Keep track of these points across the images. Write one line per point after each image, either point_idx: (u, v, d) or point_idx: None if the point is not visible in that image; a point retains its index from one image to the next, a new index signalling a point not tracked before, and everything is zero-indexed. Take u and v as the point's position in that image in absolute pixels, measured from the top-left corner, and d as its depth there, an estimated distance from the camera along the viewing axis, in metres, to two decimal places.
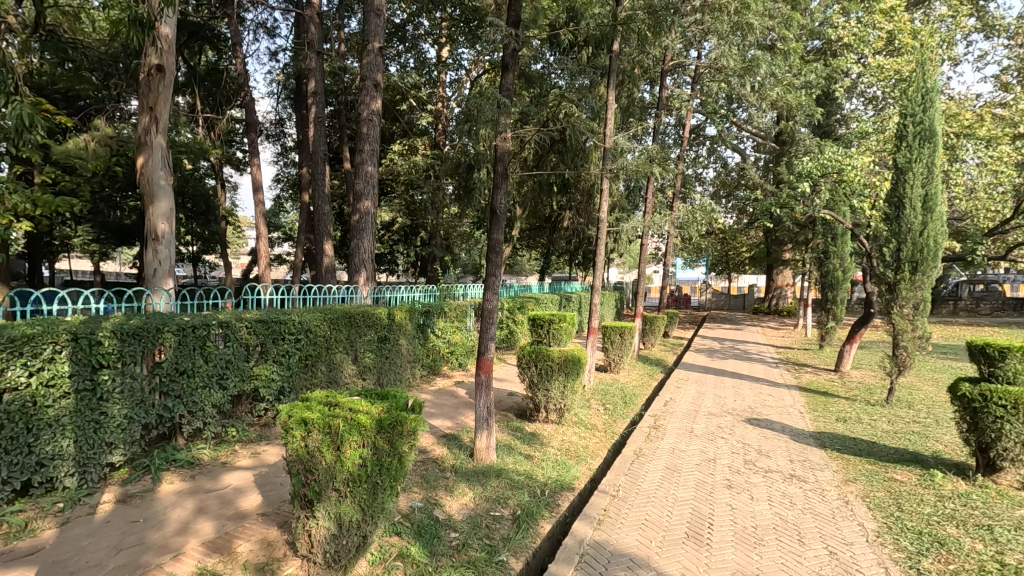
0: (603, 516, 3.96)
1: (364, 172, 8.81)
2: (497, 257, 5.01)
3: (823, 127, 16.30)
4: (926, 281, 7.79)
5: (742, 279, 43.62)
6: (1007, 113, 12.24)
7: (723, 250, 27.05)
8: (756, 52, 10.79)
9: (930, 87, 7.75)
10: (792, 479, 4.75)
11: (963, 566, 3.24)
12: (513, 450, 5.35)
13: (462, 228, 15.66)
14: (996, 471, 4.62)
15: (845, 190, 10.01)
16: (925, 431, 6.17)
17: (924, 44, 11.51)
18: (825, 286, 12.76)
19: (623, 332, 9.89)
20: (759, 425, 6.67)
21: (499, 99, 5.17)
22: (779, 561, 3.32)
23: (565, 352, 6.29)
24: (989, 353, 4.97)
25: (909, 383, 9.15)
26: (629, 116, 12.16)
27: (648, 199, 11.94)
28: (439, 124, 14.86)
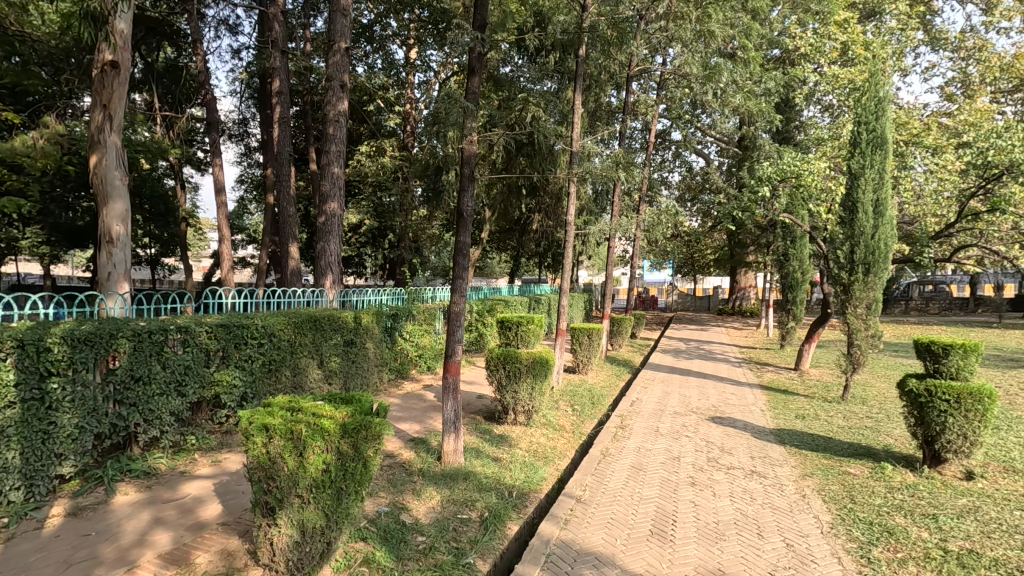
0: (570, 515, 4.00)
1: (330, 173, 8.68)
2: (464, 260, 5.01)
3: (782, 133, 16.87)
4: (878, 282, 8.12)
5: (707, 281, 44.65)
6: (953, 122, 12.89)
7: (688, 253, 27.66)
8: (718, 59, 11.07)
9: (883, 96, 8.08)
10: (752, 476, 4.89)
11: (910, 554, 3.40)
12: (481, 453, 5.34)
13: (431, 230, 15.57)
14: (941, 463, 4.85)
15: (803, 194, 10.35)
16: (878, 426, 6.43)
17: (875, 55, 12.02)
18: (785, 287, 13.17)
19: (591, 334, 10.00)
20: (722, 423, 6.84)
21: (466, 103, 5.16)
22: (739, 554, 3.41)
23: (533, 354, 6.33)
24: (934, 350, 5.27)
25: (864, 380, 9.52)
26: (596, 121, 12.34)
27: (616, 202, 12.09)
28: (407, 125, 14.74)
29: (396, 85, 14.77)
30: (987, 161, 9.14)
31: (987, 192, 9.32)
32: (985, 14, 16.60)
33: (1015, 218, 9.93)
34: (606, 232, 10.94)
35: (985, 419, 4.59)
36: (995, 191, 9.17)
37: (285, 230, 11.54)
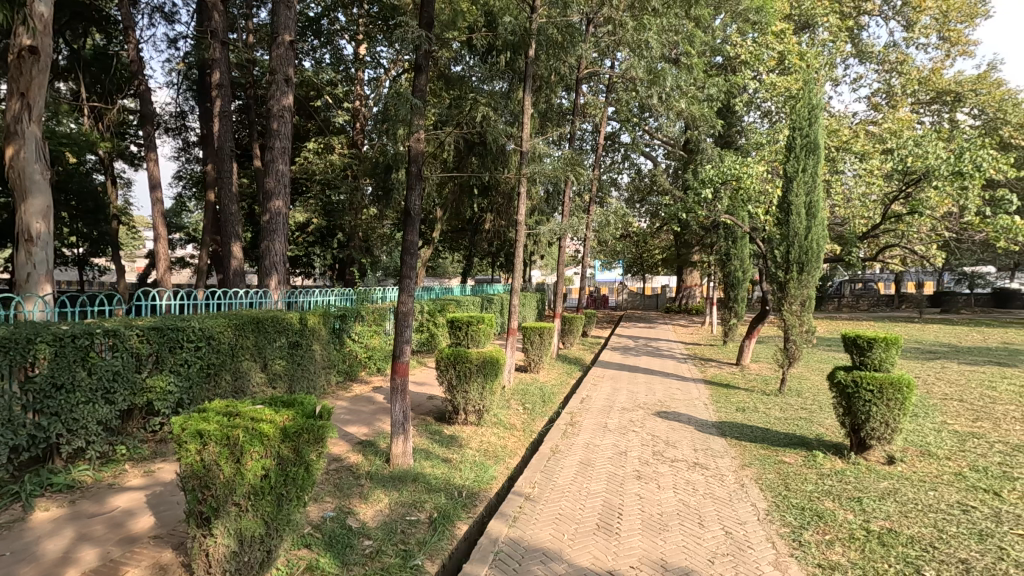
0: (519, 513, 4.03)
1: (275, 170, 8.39)
2: (412, 259, 4.95)
3: (724, 137, 17.53)
4: (811, 281, 8.56)
5: (656, 279, 45.91)
6: (879, 130, 13.76)
7: (637, 253, 28.35)
8: (664, 65, 11.41)
9: (815, 104, 8.52)
10: (695, 467, 5.07)
11: (836, 535, 3.61)
12: (431, 454, 5.30)
13: (382, 230, 15.32)
14: (866, 449, 5.17)
15: (743, 196, 10.78)
16: (811, 417, 6.79)
17: (809, 64, 12.66)
18: (727, 285, 13.71)
19: (543, 333, 10.07)
20: (668, 417, 7.05)
21: (413, 101, 5.09)
22: (682, 544, 3.53)
23: (483, 353, 6.33)
24: (860, 344, 5.62)
25: (799, 373, 10.04)
26: (547, 122, 12.47)
27: (566, 203, 12.23)
28: (356, 123, 14.43)
29: (344, 80, 14.42)
30: (907, 167, 9.79)
31: (907, 196, 9.98)
32: (906, 30, 17.80)
33: (932, 220, 10.69)
34: (556, 233, 11.05)
35: (903, 407, 4.92)
36: (914, 195, 9.84)
37: (227, 228, 11.08)
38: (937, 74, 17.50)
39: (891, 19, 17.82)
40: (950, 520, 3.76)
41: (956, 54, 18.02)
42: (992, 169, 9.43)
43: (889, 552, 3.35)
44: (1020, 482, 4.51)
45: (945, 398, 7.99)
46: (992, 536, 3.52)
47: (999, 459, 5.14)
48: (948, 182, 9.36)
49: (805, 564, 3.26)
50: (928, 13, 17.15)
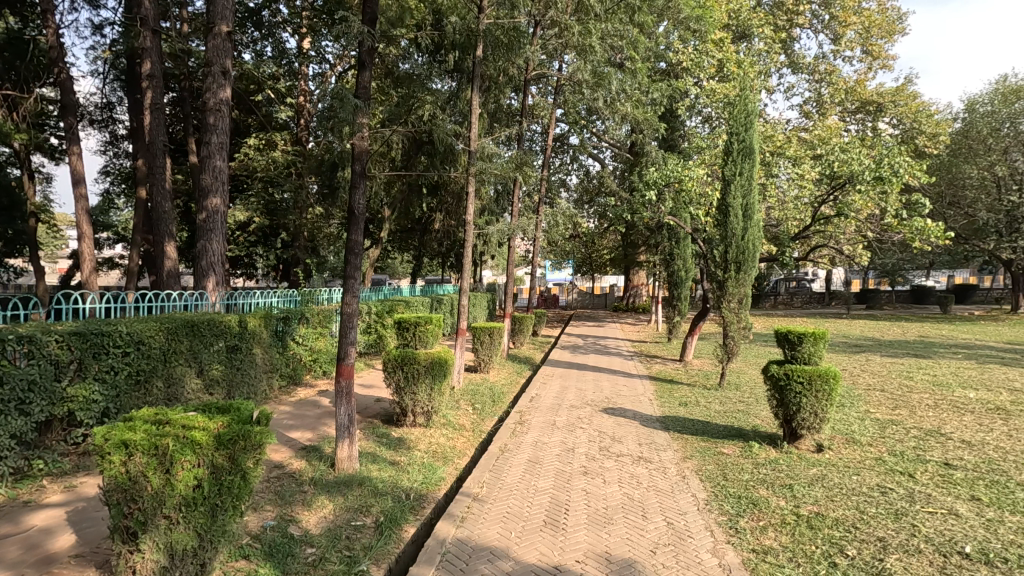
0: (466, 513, 4.02)
1: (212, 166, 8.01)
2: (356, 259, 4.86)
3: (667, 141, 18.09)
4: (747, 280, 8.97)
5: (604, 278, 46.83)
6: (809, 137, 14.54)
7: (586, 253, 28.83)
8: (609, 69, 11.66)
9: (751, 110, 8.92)
10: (639, 461, 5.21)
11: (769, 521, 3.81)
12: (377, 457, 5.21)
13: (328, 229, 14.93)
14: (797, 438, 5.46)
15: (684, 198, 11.16)
16: (748, 410, 7.11)
17: (746, 73, 13.23)
18: (672, 284, 14.15)
19: (492, 332, 10.07)
20: (614, 413, 7.23)
21: (357, 98, 4.99)
22: (625, 536, 3.62)
23: (432, 354, 6.28)
24: (791, 338, 5.95)
25: (738, 368, 10.51)
26: (495, 122, 12.50)
27: (515, 203, 12.29)
28: (300, 119, 14.00)
29: (287, 75, 13.96)
30: (833, 172, 10.39)
31: (835, 199, 10.59)
32: (833, 43, 18.90)
33: (857, 222, 11.41)
34: (506, 233, 11.08)
35: (830, 398, 5.23)
36: (840, 198, 10.45)
37: (160, 227, 10.49)
38: (861, 85, 18.66)
39: (820, 32, 18.86)
40: (870, 502, 4.03)
41: (877, 67, 19.29)
42: (908, 175, 10.15)
43: (816, 535, 3.55)
44: (932, 464, 4.89)
45: (868, 388, 8.53)
46: (906, 514, 3.80)
47: (914, 443, 5.55)
48: (870, 186, 10.01)
49: (740, 550, 3.41)
50: (853, 28, 18.27)
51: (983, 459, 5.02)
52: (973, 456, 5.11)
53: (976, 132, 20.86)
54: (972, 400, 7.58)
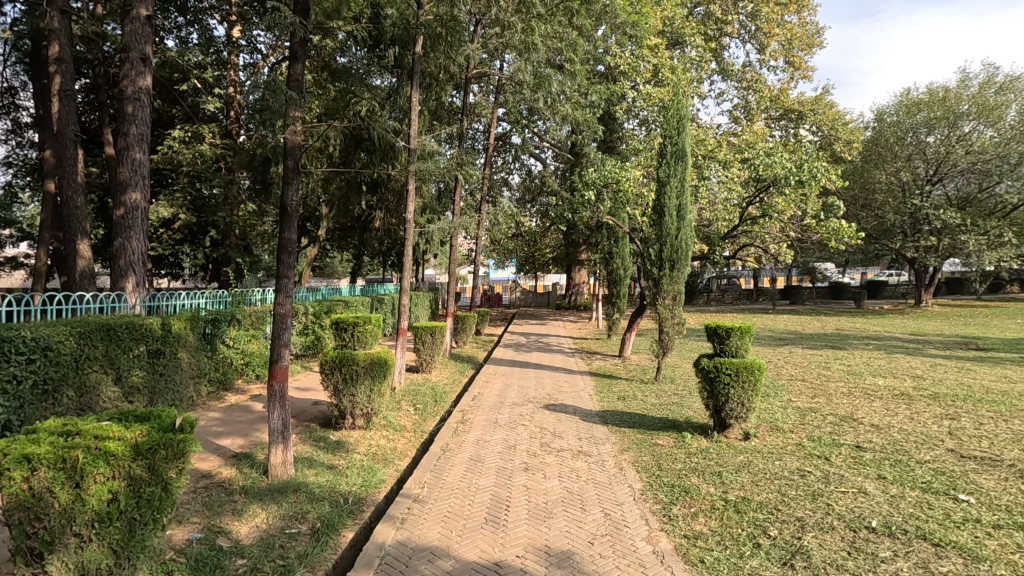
0: (407, 514, 3.97)
1: (129, 159, 7.49)
2: (290, 258, 4.68)
3: (606, 143, 18.53)
4: (681, 277, 9.33)
5: (546, 277, 47.33)
6: (738, 142, 15.30)
7: (528, 252, 29.08)
8: (549, 70, 11.82)
9: (683, 114, 9.28)
10: (578, 455, 5.33)
11: (700, 507, 3.99)
12: (313, 461, 5.05)
13: (262, 227, 14.33)
14: (726, 428, 5.74)
15: (622, 198, 11.48)
16: (681, 402, 7.42)
17: (679, 78, 13.76)
18: (611, 282, 14.53)
19: (434, 332, 9.98)
20: (555, 409, 7.35)
21: (289, 91, 4.80)
22: (564, 529, 3.69)
23: (371, 354, 6.14)
24: (720, 332, 6.24)
25: (672, 362, 10.95)
26: (437, 120, 12.39)
27: (457, 202, 12.24)
28: (230, 111, 13.34)
29: (215, 64, 13.25)
30: (759, 175, 10.99)
31: (761, 200, 11.22)
32: (759, 53, 19.92)
33: (780, 223, 12.11)
34: (448, 232, 11.01)
35: (755, 388, 5.53)
36: (766, 200, 11.07)
37: (71, 224, 9.69)
38: (784, 94, 19.80)
39: (747, 42, 19.85)
40: (790, 485, 4.31)
41: (799, 77, 20.53)
42: (825, 179, 10.87)
43: (742, 518, 3.75)
44: (845, 447, 5.29)
45: (790, 378, 9.11)
46: (822, 495, 4.09)
47: (830, 428, 5.98)
48: (792, 189, 10.66)
49: (673, 536, 3.56)
50: (776, 39, 19.33)
51: (888, 440, 5.48)
52: (880, 439, 5.56)
53: (884, 140, 22.61)
54: (881, 387, 8.24)
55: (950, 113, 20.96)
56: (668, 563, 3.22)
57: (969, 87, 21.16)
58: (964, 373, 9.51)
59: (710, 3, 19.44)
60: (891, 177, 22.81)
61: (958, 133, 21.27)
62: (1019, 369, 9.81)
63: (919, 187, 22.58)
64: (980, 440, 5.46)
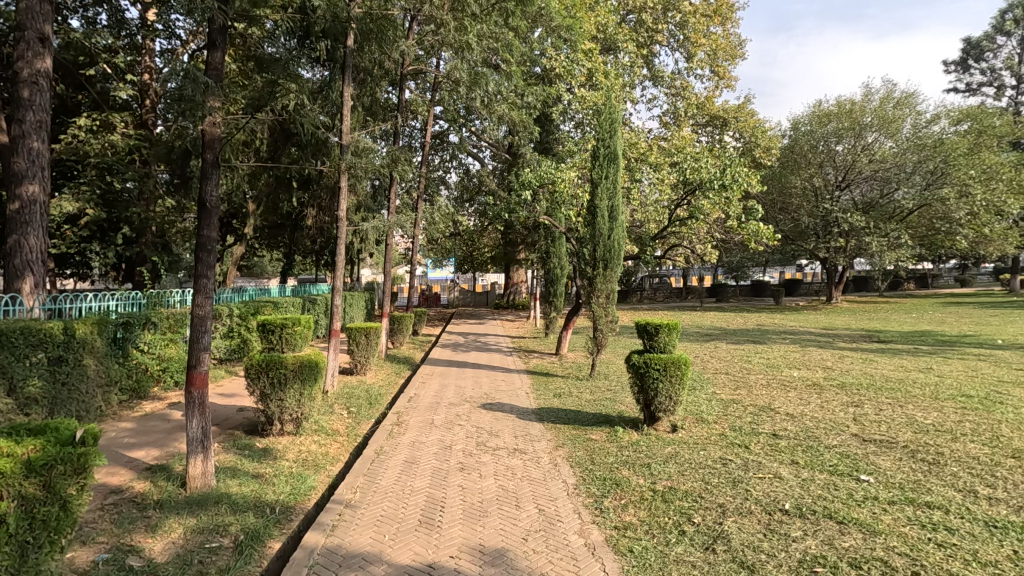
0: (338, 520, 3.86)
1: (25, 148, 6.81)
2: (209, 256, 4.44)
3: (543, 144, 18.74)
4: (614, 276, 9.60)
5: (485, 277, 47.37)
6: (667, 146, 15.92)
7: (466, 252, 28.94)
8: (485, 69, 11.82)
9: (615, 118, 9.55)
10: (514, 453, 5.37)
11: (630, 499, 4.12)
12: (238, 471, 4.81)
13: (181, 224, 13.47)
14: (656, 421, 5.96)
15: (558, 199, 11.66)
16: (614, 397, 7.65)
17: (611, 82, 14.14)
18: (548, 281, 14.74)
19: (369, 333, 9.74)
20: (492, 408, 7.37)
21: (208, 79, 4.52)
22: (499, 527, 3.71)
23: (301, 357, 5.91)
24: (649, 329, 6.47)
25: (607, 359, 11.26)
26: (371, 116, 12.10)
27: (392, 200, 12.02)
28: (146, 99, 12.47)
29: (127, 48, 12.33)
30: (686, 178, 11.47)
31: (689, 203, 11.71)
32: (687, 61, 20.79)
33: (706, 225, 12.72)
34: (383, 231, 10.78)
35: (682, 382, 5.78)
36: (693, 203, 11.58)
37: None
38: (710, 103, 20.66)
39: (675, 50, 20.64)
40: (713, 473, 4.53)
41: (723, 86, 21.59)
42: (746, 183, 11.52)
43: (668, 507, 3.91)
44: (763, 436, 5.63)
45: (716, 372, 9.58)
46: (741, 481, 4.34)
47: (750, 418, 6.35)
48: (716, 193, 11.22)
49: (604, 528, 3.66)
50: (702, 49, 20.24)
51: (801, 428, 5.88)
52: (794, 427, 5.96)
53: (800, 148, 24.22)
54: (796, 378, 8.81)
55: (856, 124, 22.74)
56: (599, 555, 3.31)
57: (871, 101, 23.06)
58: (868, 363, 10.35)
59: (641, 11, 20.09)
60: (805, 182, 24.55)
61: (862, 143, 23.12)
62: (913, 359, 10.80)
63: (830, 192, 24.38)
64: (879, 425, 5.97)
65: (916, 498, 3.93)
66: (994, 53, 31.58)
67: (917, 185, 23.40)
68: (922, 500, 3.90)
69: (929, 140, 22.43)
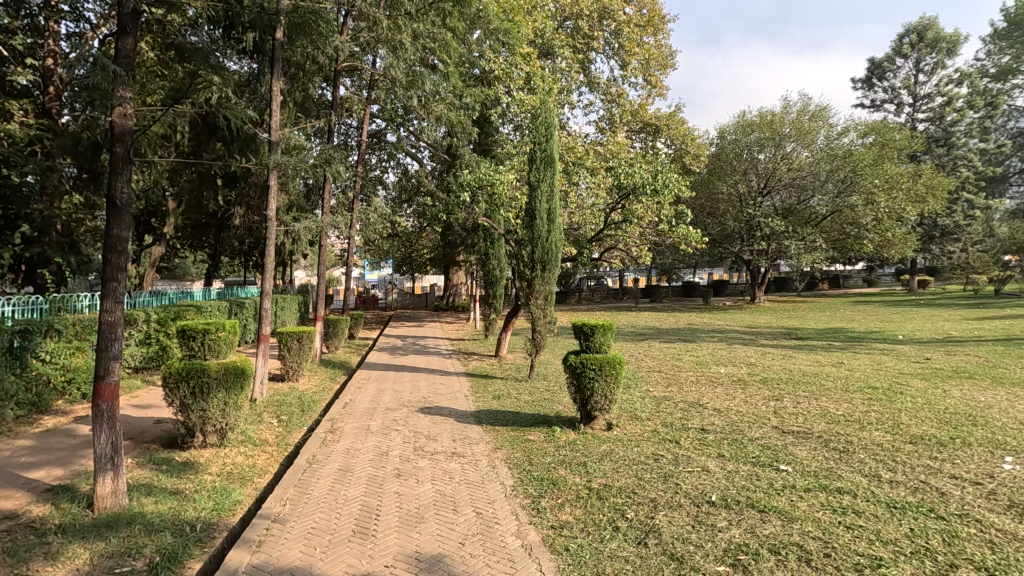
0: (265, 536, 3.68)
1: None
2: (119, 258, 4.10)
3: (482, 145, 18.76)
4: (552, 278, 9.72)
5: (424, 278, 46.83)
6: (603, 151, 16.30)
7: (404, 253, 28.47)
8: (422, 68, 11.67)
9: (551, 122, 9.68)
10: (452, 457, 5.31)
11: (567, 497, 4.18)
12: (154, 487, 4.48)
13: (90, 222, 12.44)
14: (592, 420, 6.08)
15: (497, 201, 11.65)
16: (552, 397, 7.74)
17: (548, 87, 14.33)
18: (488, 283, 14.74)
19: (301, 338, 9.36)
20: (430, 412, 7.27)
21: (118, 68, 4.19)
22: (435, 533, 3.65)
23: (225, 364, 5.60)
24: (586, 330, 6.60)
25: (545, 360, 11.39)
26: (303, 112, 11.66)
27: (326, 200, 11.63)
28: (49, 86, 11.43)
29: (28, 30, 11.28)
30: (621, 183, 11.79)
31: (623, 207, 12.03)
32: (621, 69, 21.40)
33: (639, 228, 13.13)
34: (316, 232, 10.41)
35: (617, 381, 5.92)
36: (628, 206, 11.91)
37: None
38: (643, 109, 21.27)
39: (611, 58, 21.21)
40: (646, 469, 4.68)
41: (655, 94, 22.38)
42: (676, 189, 11.98)
43: (603, 505, 4.00)
44: (692, 430, 5.87)
45: (649, 370, 9.91)
46: (672, 476, 4.50)
47: (681, 414, 6.61)
48: (649, 198, 11.60)
49: (541, 528, 3.69)
50: (636, 58, 20.92)
51: (727, 422, 6.19)
52: (720, 421, 6.25)
53: (726, 156, 25.50)
54: (723, 375, 9.25)
55: (776, 134, 24.22)
56: (535, 555, 3.33)
57: (789, 113, 24.61)
58: (787, 359, 11.03)
59: (578, 18, 20.46)
60: (731, 188, 25.92)
61: (782, 153, 24.66)
62: (827, 355, 11.60)
63: (753, 199, 25.84)
64: (797, 417, 6.37)
65: (828, 485, 4.21)
66: (894, 73, 34.53)
67: (830, 192, 25.23)
68: (834, 486, 4.19)
69: (840, 151, 24.22)
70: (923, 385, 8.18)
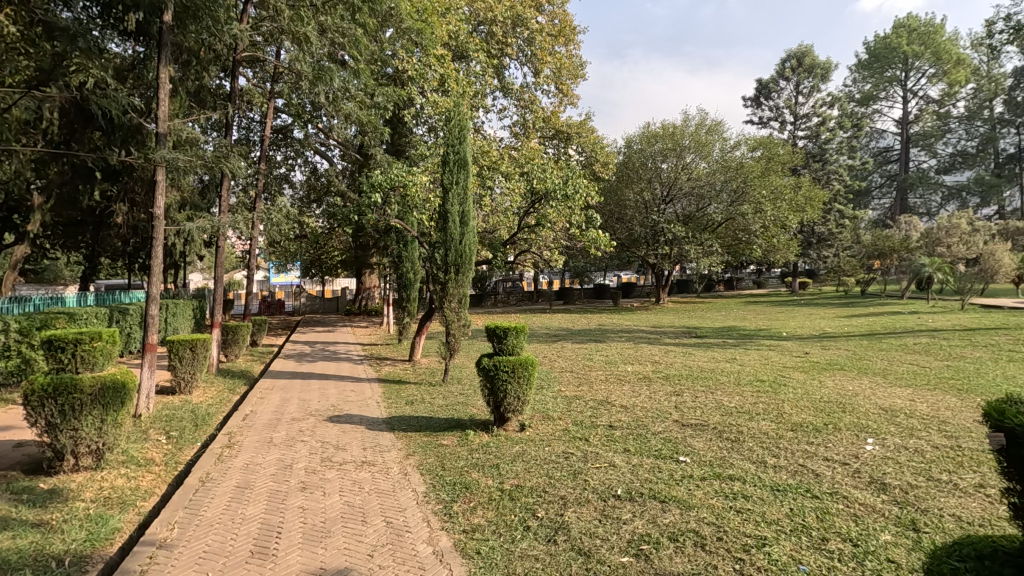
0: (148, 565, 3.35)
1: None
2: None
3: (395, 146, 18.37)
4: (466, 280, 9.70)
5: (335, 282, 45.03)
6: (517, 156, 16.53)
7: (312, 255, 27.20)
8: (330, 63, 11.23)
9: (464, 125, 9.66)
10: (361, 466, 5.13)
11: (478, 501, 4.19)
12: (11, 520, 3.94)
13: None
14: (505, 421, 6.13)
15: (410, 203, 11.45)
16: (465, 401, 7.72)
17: (462, 89, 14.31)
18: (401, 286, 14.44)
19: (195, 346, 8.65)
20: (339, 420, 6.99)
21: None
22: (342, 546, 3.51)
23: (102, 379, 5.06)
24: (498, 331, 6.60)
25: (459, 363, 11.33)
26: (196, 102, 10.81)
27: (223, 197, 10.85)
28: None
29: None
30: (534, 187, 11.99)
31: (536, 211, 12.26)
32: (534, 76, 21.85)
33: (552, 232, 13.44)
34: (211, 232, 9.66)
35: (529, 382, 6.01)
36: (541, 210, 12.16)
37: None
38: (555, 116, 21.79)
39: (524, 65, 21.64)
40: (555, 467, 4.79)
41: (567, 103, 23.04)
42: (586, 194, 12.37)
43: (514, 505, 4.04)
44: (600, 428, 6.09)
45: (561, 371, 10.16)
46: (581, 473, 4.63)
47: (590, 412, 6.83)
48: (561, 203, 11.91)
49: (452, 534, 3.66)
50: (548, 66, 21.46)
51: (632, 418, 6.48)
52: (626, 417, 6.54)
53: (632, 164, 26.85)
54: (631, 373, 9.67)
55: (677, 146, 25.86)
56: (446, 560, 3.30)
57: (689, 126, 26.30)
58: (687, 356, 11.75)
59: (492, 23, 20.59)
60: (637, 195, 27.28)
61: (682, 163, 26.33)
62: (723, 351, 12.48)
63: (657, 206, 27.35)
64: (695, 411, 6.80)
65: (721, 473, 4.54)
66: (778, 94, 38.00)
67: (725, 201, 27.28)
68: (726, 474, 4.51)
69: (733, 163, 26.26)
70: (803, 377, 9.03)
